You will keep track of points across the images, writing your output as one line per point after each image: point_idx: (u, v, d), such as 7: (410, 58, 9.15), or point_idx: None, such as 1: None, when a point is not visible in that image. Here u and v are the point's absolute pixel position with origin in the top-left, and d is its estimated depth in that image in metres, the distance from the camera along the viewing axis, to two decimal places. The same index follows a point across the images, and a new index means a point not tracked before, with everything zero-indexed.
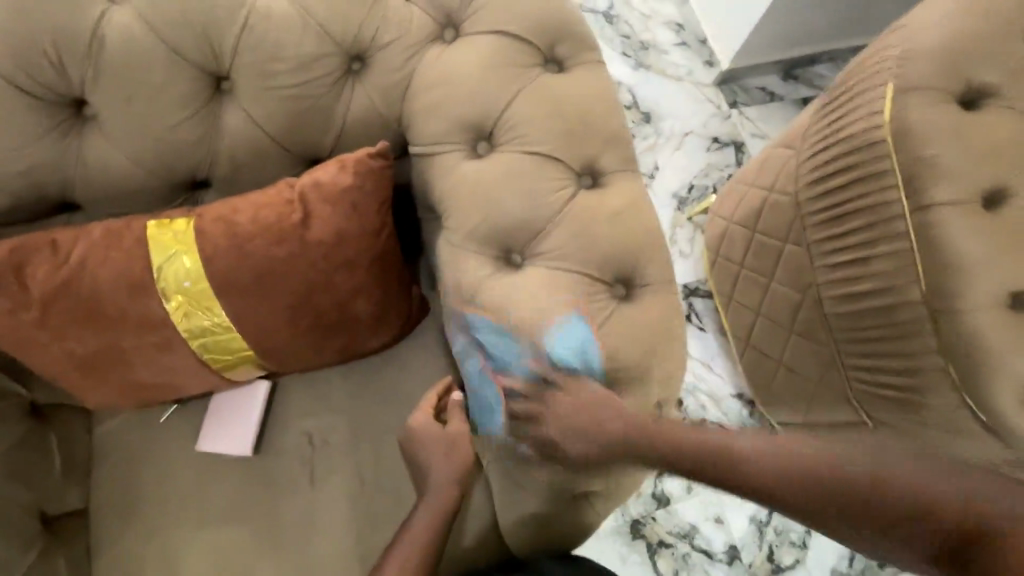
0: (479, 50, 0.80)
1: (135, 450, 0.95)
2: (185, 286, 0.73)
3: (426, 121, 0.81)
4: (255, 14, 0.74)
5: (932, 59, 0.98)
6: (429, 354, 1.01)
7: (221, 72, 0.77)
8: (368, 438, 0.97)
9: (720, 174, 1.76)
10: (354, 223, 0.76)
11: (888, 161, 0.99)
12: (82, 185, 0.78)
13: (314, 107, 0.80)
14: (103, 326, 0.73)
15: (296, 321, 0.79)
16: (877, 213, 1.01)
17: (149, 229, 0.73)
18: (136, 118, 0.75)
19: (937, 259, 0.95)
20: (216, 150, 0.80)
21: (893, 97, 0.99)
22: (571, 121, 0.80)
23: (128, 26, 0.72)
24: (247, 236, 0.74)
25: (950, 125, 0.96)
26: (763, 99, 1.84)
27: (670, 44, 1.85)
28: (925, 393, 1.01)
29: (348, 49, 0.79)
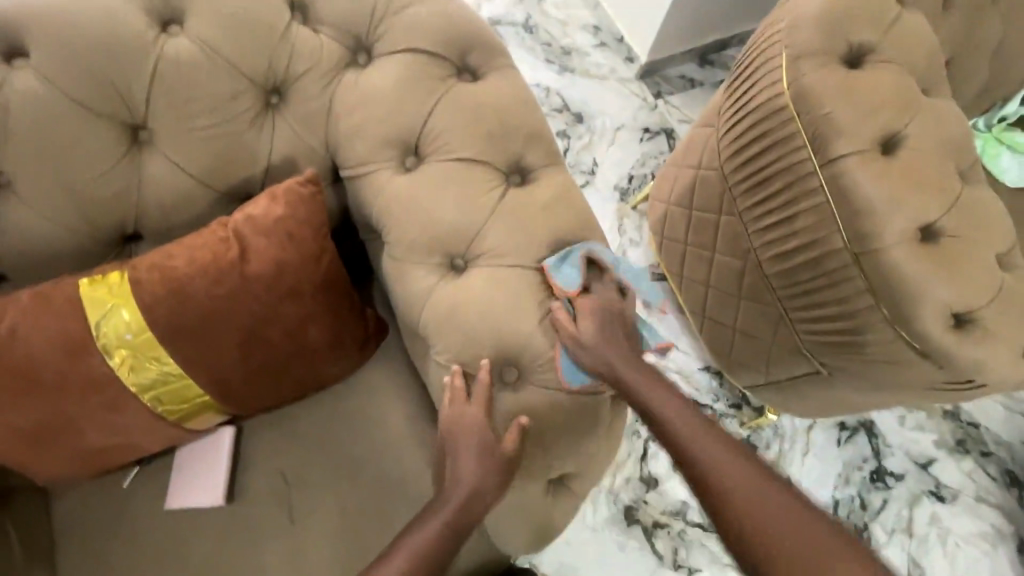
0: (392, 69, 0.83)
1: (101, 519, 0.91)
2: (127, 340, 0.72)
3: (352, 143, 0.83)
4: (162, 61, 0.75)
5: (815, 26, 1.07)
6: (394, 372, 1.02)
7: (137, 122, 0.77)
8: (344, 465, 0.97)
9: (655, 162, 1.84)
10: (293, 251, 0.77)
11: (794, 124, 1.07)
12: (5, 254, 0.76)
13: (237, 144, 0.81)
14: (45, 392, 0.71)
15: (248, 357, 0.78)
16: (793, 173, 1.09)
17: (81, 287, 0.72)
18: (53, 178, 0.74)
19: (851, 206, 1.02)
20: (142, 200, 0.80)
21: (788, 65, 1.07)
22: (493, 124, 0.84)
23: (31, 87, 0.71)
24: (185, 279, 0.73)
25: (841, 84, 1.04)
26: (684, 86, 1.94)
27: (590, 46, 1.92)
28: (864, 333, 1.09)
29: (263, 84, 0.80)
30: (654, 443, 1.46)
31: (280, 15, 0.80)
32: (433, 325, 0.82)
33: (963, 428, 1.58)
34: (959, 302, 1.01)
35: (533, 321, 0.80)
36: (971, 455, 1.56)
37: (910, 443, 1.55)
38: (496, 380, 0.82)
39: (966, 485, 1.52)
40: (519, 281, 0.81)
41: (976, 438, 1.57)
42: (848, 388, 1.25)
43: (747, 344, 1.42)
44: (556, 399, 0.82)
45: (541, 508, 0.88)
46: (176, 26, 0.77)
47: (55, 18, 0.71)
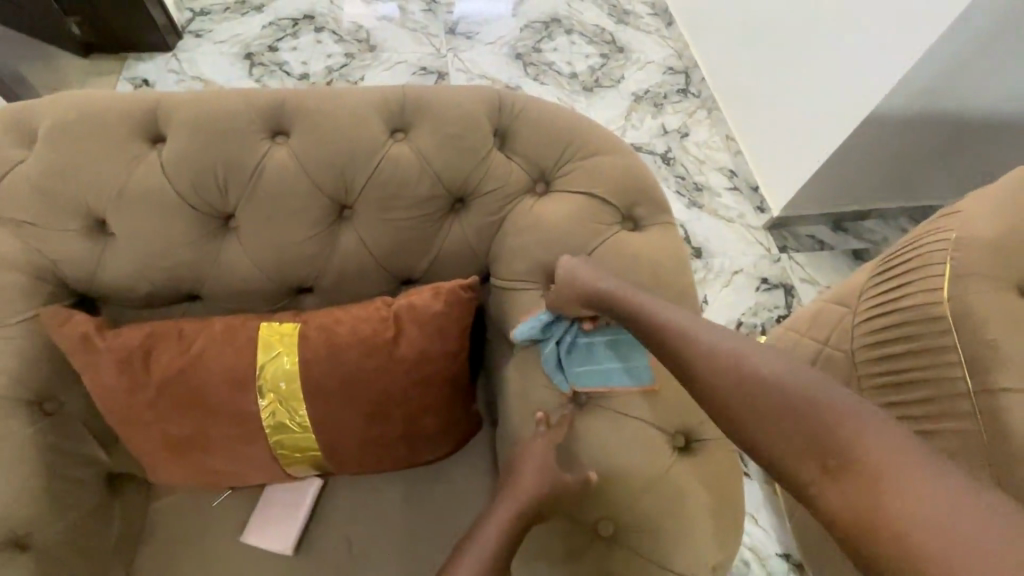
0: (567, 204, 0.91)
1: (185, 532, 0.96)
2: (280, 386, 0.80)
3: (512, 260, 0.91)
4: (384, 160, 0.89)
5: (989, 248, 1.03)
6: (478, 470, 1.03)
7: (346, 202, 0.91)
8: (409, 550, 0.97)
9: (769, 315, 1.80)
10: (438, 344, 0.83)
11: (949, 338, 1.01)
12: (211, 281, 0.90)
13: (416, 236, 0.92)
14: (202, 414, 0.80)
15: (368, 428, 0.84)
16: (940, 386, 1.02)
17: (261, 329, 0.81)
18: (271, 232, 0.88)
19: (1010, 445, 0.92)
20: (327, 264, 0.92)
21: (952, 277, 1.04)
22: (645, 272, 0.88)
23: (284, 162, 0.87)
24: (344, 345, 0.81)
25: (1013, 312, 0.99)
26: (813, 247, 1.92)
27: (723, 188, 1.97)
28: None
29: (453, 192, 0.92)
30: None
31: (485, 142, 0.92)
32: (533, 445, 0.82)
33: None
34: None
35: (642, 472, 0.80)
36: None
37: None
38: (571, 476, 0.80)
39: None
40: (635, 434, 0.82)
41: None
42: None
43: None
44: (645, 564, 0.79)
45: None
46: (401, 135, 0.92)
47: (318, 117, 0.89)
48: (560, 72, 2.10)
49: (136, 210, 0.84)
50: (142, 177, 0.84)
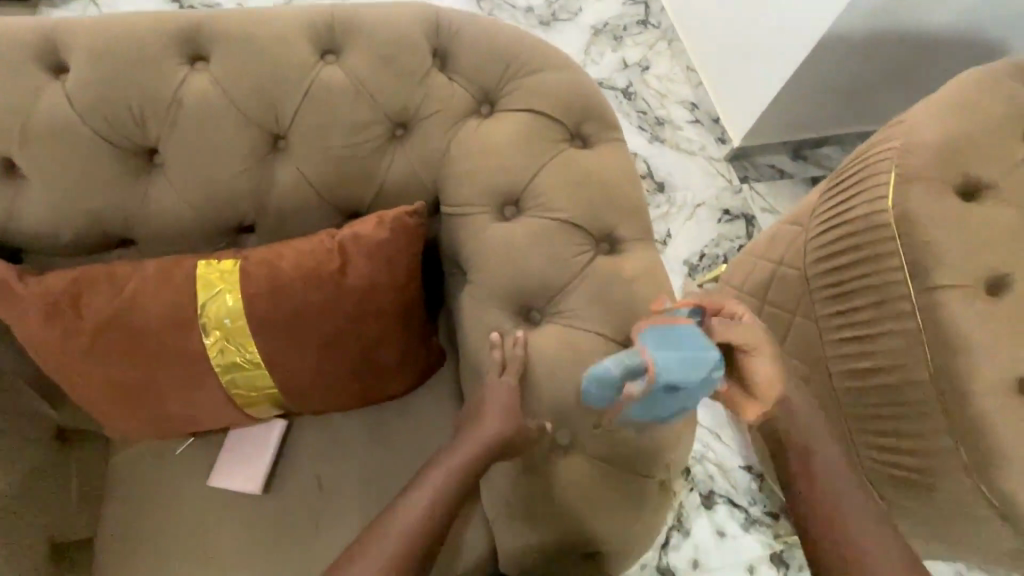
0: (513, 124, 0.88)
1: (148, 481, 0.96)
2: (224, 324, 0.78)
3: (460, 185, 0.88)
4: (316, 84, 0.84)
5: (931, 153, 1.05)
6: (443, 402, 1.04)
7: (279, 132, 0.86)
8: (380, 481, 0.99)
9: (730, 246, 1.83)
10: (387, 273, 0.81)
11: (893, 244, 1.05)
12: (141, 223, 0.85)
13: (357, 166, 0.88)
14: (144, 357, 0.77)
15: (323, 363, 0.83)
16: (883, 292, 1.06)
17: (198, 267, 0.78)
18: (201, 167, 0.83)
19: (943, 339, 0.98)
20: (266, 200, 0.88)
21: (896, 184, 1.06)
22: (595, 189, 0.86)
23: (205, 90, 0.81)
24: (288, 279, 0.79)
25: (952, 214, 1.02)
26: (772, 176, 1.94)
27: (684, 121, 1.95)
28: (936, 475, 1.03)
29: (394, 117, 0.88)
30: (678, 535, 1.51)
31: (423, 62, 0.87)
32: (495, 363, 0.83)
33: None
34: None
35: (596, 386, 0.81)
36: None
37: None
38: (535, 410, 0.83)
39: None
40: (591, 350, 0.82)
41: None
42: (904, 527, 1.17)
43: None
44: (604, 467, 0.83)
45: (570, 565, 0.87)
46: (332, 57, 0.86)
47: (239, 39, 0.83)
48: (514, 4, 2.00)
49: (46, 148, 0.78)
50: (49, 113, 0.78)
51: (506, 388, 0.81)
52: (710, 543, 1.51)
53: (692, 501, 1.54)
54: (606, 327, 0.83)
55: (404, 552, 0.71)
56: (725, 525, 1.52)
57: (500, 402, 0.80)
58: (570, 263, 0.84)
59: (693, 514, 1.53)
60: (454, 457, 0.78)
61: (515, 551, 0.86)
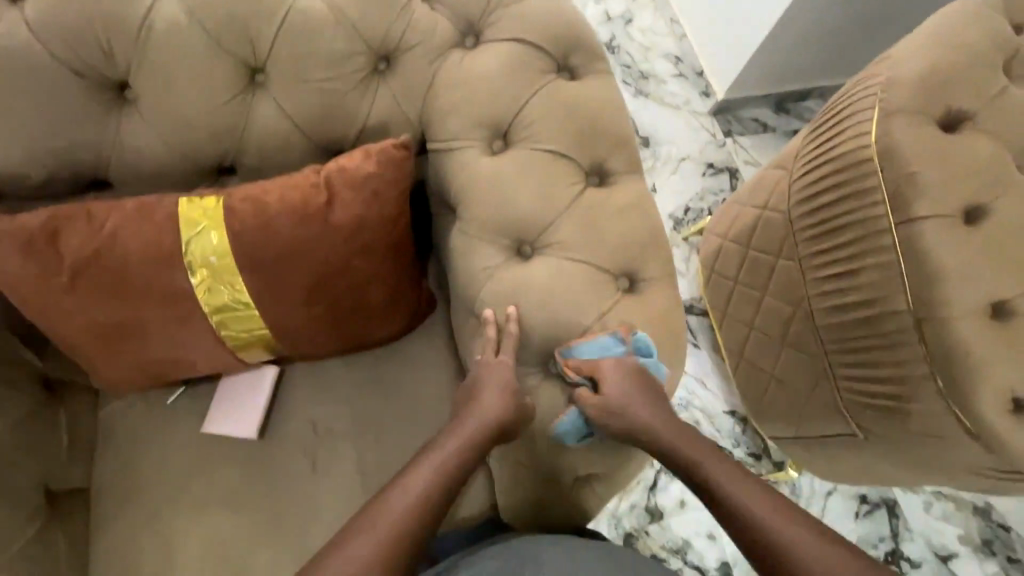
0: (499, 56, 0.86)
1: (141, 430, 0.95)
2: (211, 261, 0.76)
3: (446, 120, 0.86)
4: (292, 12, 0.80)
5: (915, 86, 1.06)
6: (435, 346, 1.05)
7: (256, 65, 0.82)
8: (375, 423, 1.00)
9: (715, 199, 1.84)
10: (375, 208, 0.80)
11: (875, 179, 1.06)
12: (115, 163, 0.82)
13: (340, 102, 0.86)
14: (130, 296, 0.76)
15: (313, 302, 0.82)
16: (865, 227, 1.08)
17: (180, 204, 0.76)
18: (176, 102, 0.80)
19: (922, 268, 1.00)
20: (246, 138, 0.85)
21: (880, 119, 1.07)
22: (584, 121, 0.85)
23: (175, 17, 0.77)
24: (274, 214, 0.77)
25: (933, 145, 1.03)
26: (755, 129, 1.94)
27: (669, 75, 1.95)
28: (912, 400, 1.07)
29: (376, 49, 0.85)
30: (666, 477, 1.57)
31: None
32: (489, 342, 0.82)
33: (993, 529, 1.59)
34: (1021, 385, 0.99)
35: (590, 317, 0.81)
36: (997, 557, 1.56)
37: (934, 532, 1.57)
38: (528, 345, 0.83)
39: None
40: (583, 283, 0.82)
41: (1005, 541, 1.58)
42: (881, 455, 1.23)
43: (782, 392, 1.43)
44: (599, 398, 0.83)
45: (567, 497, 0.88)
46: None
47: None
48: None
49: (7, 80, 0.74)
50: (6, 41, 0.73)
51: (504, 366, 0.80)
52: None
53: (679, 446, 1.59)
54: (597, 260, 0.82)
55: (403, 485, 0.72)
56: None
57: (494, 367, 0.80)
58: (560, 196, 0.83)
59: None
60: (454, 425, 0.79)
61: (512, 487, 0.89)
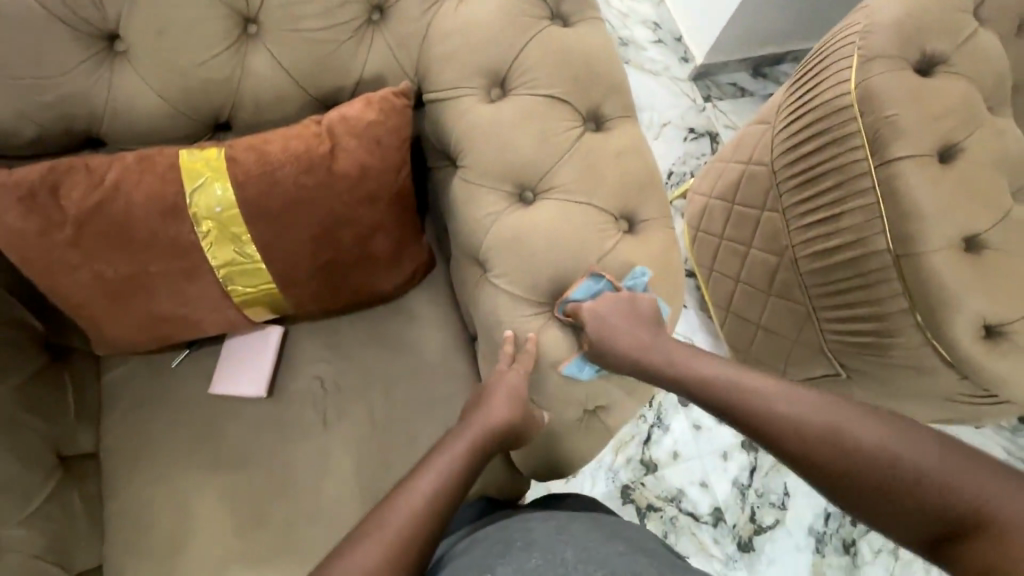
0: (493, 4, 0.86)
1: (147, 392, 0.96)
2: (216, 213, 0.76)
3: (443, 69, 0.87)
4: None
5: (891, 32, 1.10)
6: (437, 303, 1.07)
7: (249, 16, 0.81)
8: (381, 378, 1.02)
9: (697, 162, 1.87)
10: (378, 157, 0.81)
11: (855, 124, 1.10)
12: (109, 119, 0.81)
13: (335, 53, 0.85)
14: (135, 250, 0.76)
15: (319, 253, 0.83)
16: (846, 171, 1.13)
17: (181, 156, 0.76)
18: (169, 52, 0.78)
19: (900, 206, 1.06)
20: (241, 91, 0.85)
21: (859, 65, 1.11)
22: (578, 68, 0.87)
23: None
24: (277, 164, 0.77)
25: (909, 88, 1.07)
26: (733, 94, 1.97)
27: (647, 42, 1.97)
28: (892, 335, 1.13)
29: None
30: (659, 431, 1.62)
31: None
32: (506, 354, 0.86)
33: None
34: (992, 312, 1.04)
35: (593, 258, 0.84)
36: None
37: None
38: (530, 290, 0.85)
39: None
40: (584, 225, 0.84)
41: None
42: (864, 391, 1.30)
43: (768, 340, 1.49)
44: None
45: (573, 432, 0.93)
46: None
47: None
48: None
49: None
50: None
51: (515, 375, 0.84)
52: (687, 436, 1.63)
53: (670, 400, 1.65)
54: (596, 204, 0.85)
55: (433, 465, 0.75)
56: (698, 419, 1.66)
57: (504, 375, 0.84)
58: (558, 142, 0.85)
59: (671, 412, 1.65)
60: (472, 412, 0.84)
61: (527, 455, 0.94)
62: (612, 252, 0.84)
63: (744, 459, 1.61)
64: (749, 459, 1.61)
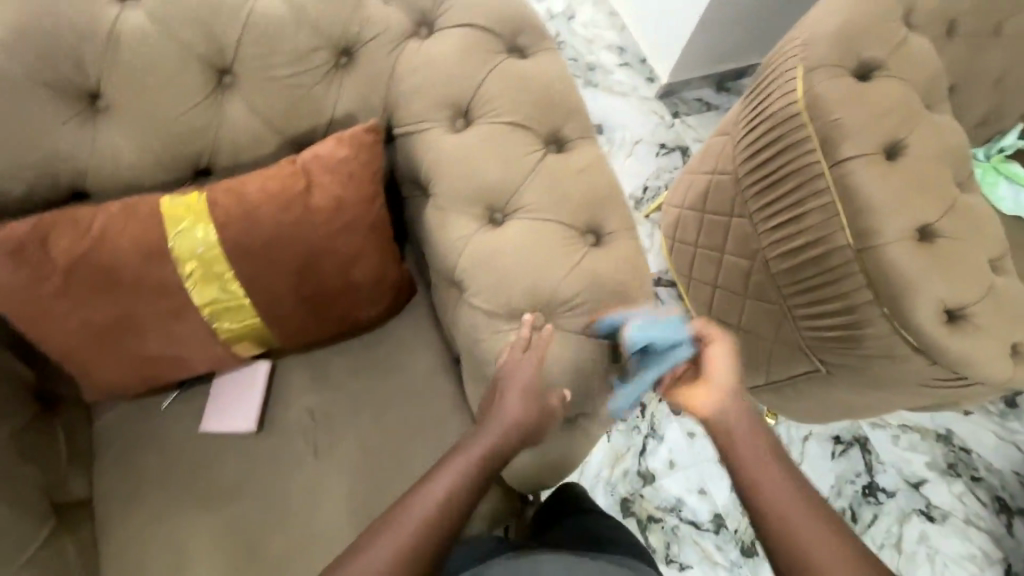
0: (451, 42, 0.92)
1: (139, 435, 0.97)
2: (198, 253, 0.80)
3: (409, 104, 0.92)
4: (254, 14, 0.84)
5: (829, 43, 1.17)
6: (422, 326, 1.10)
7: (224, 68, 0.87)
8: (370, 404, 1.04)
9: (671, 175, 1.94)
10: (352, 190, 0.85)
11: (805, 130, 1.17)
12: (93, 172, 0.85)
13: (307, 97, 0.91)
14: (122, 294, 0.79)
15: (302, 285, 0.86)
16: (802, 174, 1.18)
17: (163, 202, 0.79)
18: (148, 106, 0.83)
19: (855, 204, 1.11)
20: (219, 138, 0.89)
21: (804, 75, 1.18)
22: (536, 95, 0.92)
23: (142, 26, 0.80)
24: (255, 204, 0.81)
25: (851, 92, 1.14)
26: (700, 109, 2.06)
27: (614, 65, 2.06)
28: (862, 327, 1.17)
29: (336, 44, 0.90)
30: (654, 440, 1.64)
31: None
32: (518, 342, 0.86)
33: (955, 452, 1.71)
34: (951, 298, 1.09)
35: (563, 271, 0.87)
36: (962, 478, 1.68)
37: (902, 461, 1.69)
38: (506, 308, 0.88)
39: (956, 507, 1.64)
40: (553, 242, 0.88)
41: (967, 463, 1.71)
42: (844, 385, 1.33)
43: (750, 342, 1.52)
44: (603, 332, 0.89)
45: (559, 443, 0.95)
46: None
47: None
48: None
49: None
50: None
51: (527, 365, 0.85)
52: (682, 444, 1.65)
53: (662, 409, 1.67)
54: (563, 221, 0.89)
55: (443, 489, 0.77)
56: (692, 427, 1.67)
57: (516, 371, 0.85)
58: (523, 165, 0.90)
59: (664, 421, 1.67)
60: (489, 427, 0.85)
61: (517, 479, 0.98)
62: (581, 265, 0.88)
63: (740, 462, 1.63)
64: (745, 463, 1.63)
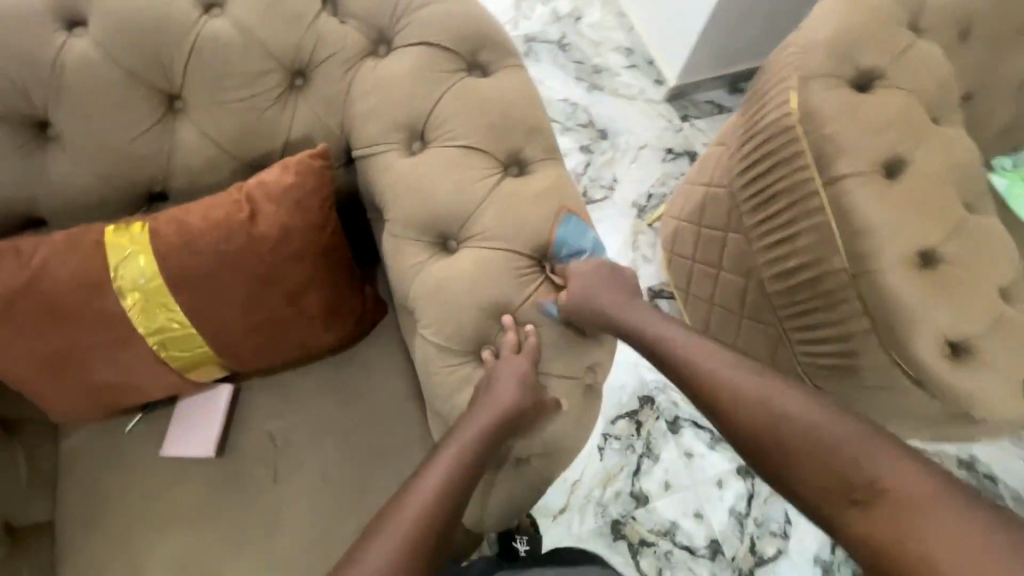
0: (408, 60, 0.88)
1: (100, 458, 0.98)
2: (141, 284, 0.79)
3: (364, 126, 0.89)
4: (201, 38, 0.82)
5: (825, 50, 1.08)
6: (389, 350, 1.07)
7: (173, 93, 0.85)
8: (331, 430, 1.02)
9: (676, 182, 1.86)
10: (299, 218, 0.82)
11: (799, 143, 1.08)
12: (45, 201, 0.85)
13: (260, 121, 0.88)
14: (65, 326, 0.78)
15: (249, 315, 0.84)
16: (796, 191, 1.10)
17: (107, 233, 0.79)
18: (96, 135, 0.82)
19: (850, 225, 1.03)
20: (171, 164, 0.88)
21: (798, 85, 1.09)
22: (496, 114, 0.88)
23: (86, 54, 0.79)
24: (198, 234, 0.80)
25: (847, 104, 1.06)
26: (711, 112, 1.97)
27: (621, 67, 1.98)
28: (859, 357, 1.09)
29: (289, 67, 0.88)
30: (649, 460, 1.56)
31: (311, 5, 0.87)
32: (510, 341, 0.83)
33: (979, 480, 1.59)
34: (954, 327, 1.00)
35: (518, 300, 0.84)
36: None
37: None
38: (459, 338, 0.85)
39: None
40: (509, 271, 0.84)
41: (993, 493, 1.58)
42: None
43: None
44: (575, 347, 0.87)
45: (518, 479, 0.90)
46: (217, 10, 0.84)
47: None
48: None
49: None
50: None
51: (519, 363, 0.82)
52: (679, 464, 1.57)
53: (659, 428, 1.59)
54: (520, 247, 0.85)
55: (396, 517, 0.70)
56: (691, 446, 1.59)
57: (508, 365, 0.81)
58: (479, 188, 0.85)
59: (660, 440, 1.59)
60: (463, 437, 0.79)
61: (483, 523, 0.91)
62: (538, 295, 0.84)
63: (741, 486, 1.54)
64: (747, 487, 1.54)
